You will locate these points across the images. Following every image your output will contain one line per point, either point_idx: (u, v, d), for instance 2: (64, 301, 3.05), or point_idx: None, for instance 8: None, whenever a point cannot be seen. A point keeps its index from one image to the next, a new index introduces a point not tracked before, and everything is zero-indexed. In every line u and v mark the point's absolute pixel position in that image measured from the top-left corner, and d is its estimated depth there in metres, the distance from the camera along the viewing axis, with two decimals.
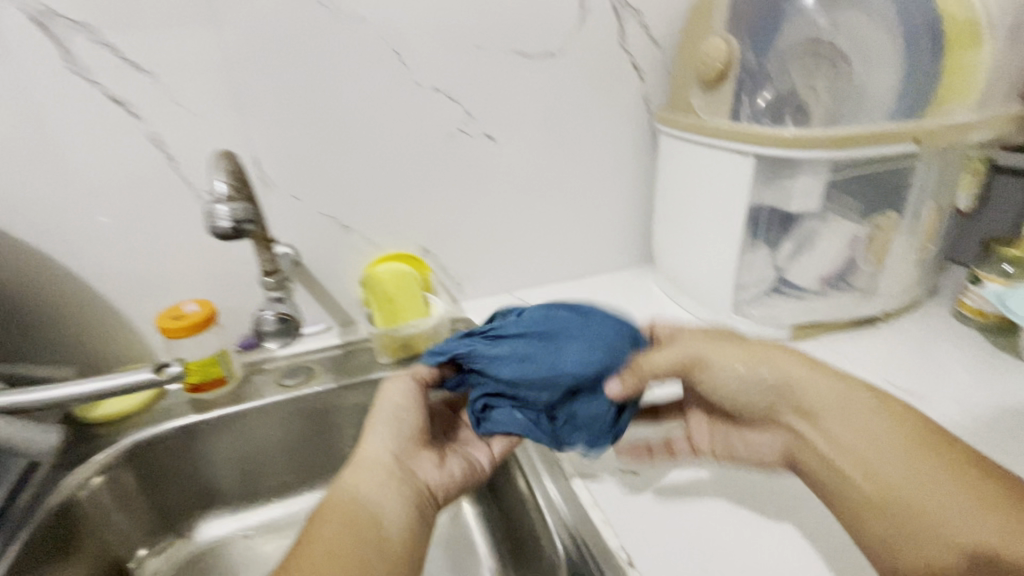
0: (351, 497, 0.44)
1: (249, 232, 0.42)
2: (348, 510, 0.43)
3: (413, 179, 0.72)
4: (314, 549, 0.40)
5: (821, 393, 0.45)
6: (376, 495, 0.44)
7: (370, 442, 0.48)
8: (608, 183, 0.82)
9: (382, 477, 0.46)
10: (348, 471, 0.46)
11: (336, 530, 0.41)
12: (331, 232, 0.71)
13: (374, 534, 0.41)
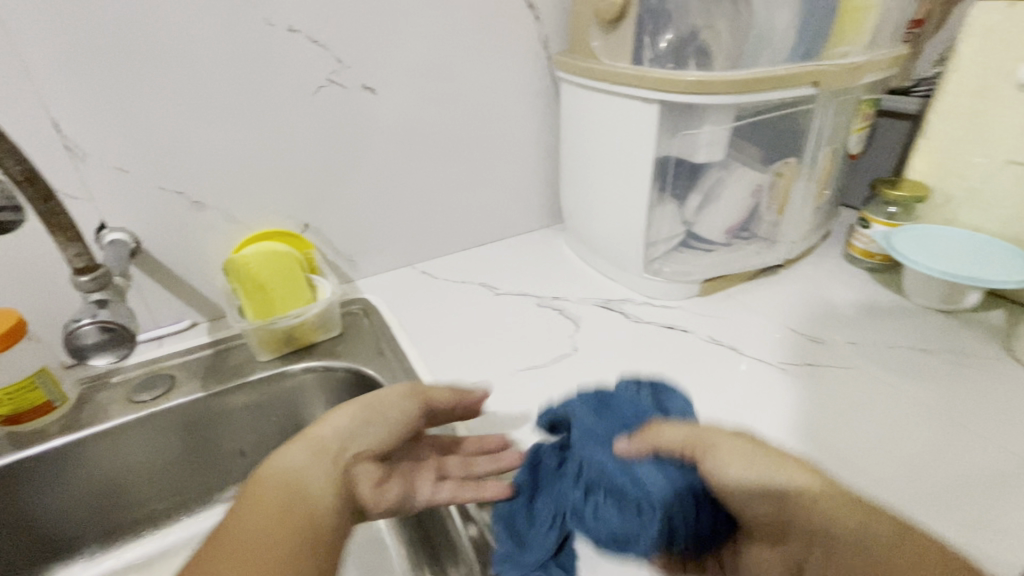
0: (281, 483, 0.36)
1: None
2: (283, 499, 0.36)
3: (280, 141, 0.60)
4: (224, 542, 0.33)
5: (831, 515, 0.34)
6: (313, 484, 0.37)
7: (324, 427, 0.40)
8: (510, 139, 0.75)
9: (325, 464, 0.38)
10: (287, 451, 0.39)
11: (257, 522, 0.34)
12: (180, 211, 0.58)
13: (298, 534, 0.34)
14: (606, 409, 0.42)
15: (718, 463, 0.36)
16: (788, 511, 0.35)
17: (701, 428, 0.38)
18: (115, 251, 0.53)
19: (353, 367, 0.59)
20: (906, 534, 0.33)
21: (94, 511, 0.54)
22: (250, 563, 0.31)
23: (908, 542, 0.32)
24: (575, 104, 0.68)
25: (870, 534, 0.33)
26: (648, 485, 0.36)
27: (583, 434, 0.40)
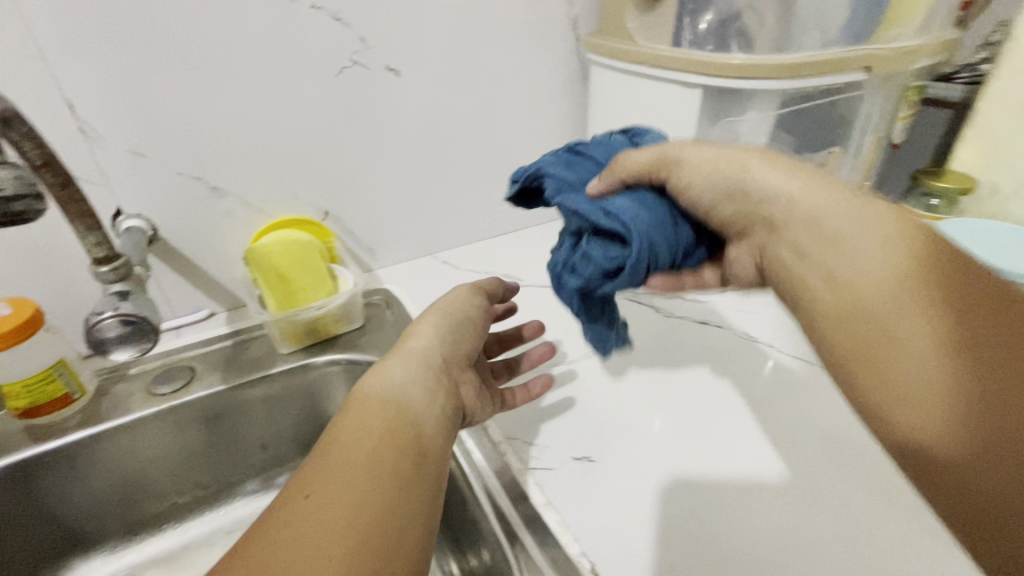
0: (387, 400, 0.37)
1: (35, 214, 0.32)
2: (383, 414, 0.36)
3: (301, 125, 0.58)
4: (337, 452, 0.33)
5: (884, 258, 0.31)
6: (416, 404, 0.38)
7: (417, 341, 0.43)
8: (536, 125, 0.72)
9: (423, 387, 0.40)
10: (384, 368, 0.40)
11: (365, 436, 0.34)
12: (199, 196, 0.56)
13: (410, 454, 0.34)
14: (579, 161, 0.42)
15: (686, 165, 0.37)
16: (831, 254, 0.33)
17: (679, 144, 0.39)
18: (133, 239, 0.51)
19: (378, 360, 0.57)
20: (977, 283, 0.30)
21: (115, 504, 0.53)
22: (374, 476, 0.32)
23: (976, 295, 0.29)
24: (607, 88, 0.65)
25: (933, 289, 0.30)
26: (630, 215, 0.36)
27: (558, 184, 0.40)
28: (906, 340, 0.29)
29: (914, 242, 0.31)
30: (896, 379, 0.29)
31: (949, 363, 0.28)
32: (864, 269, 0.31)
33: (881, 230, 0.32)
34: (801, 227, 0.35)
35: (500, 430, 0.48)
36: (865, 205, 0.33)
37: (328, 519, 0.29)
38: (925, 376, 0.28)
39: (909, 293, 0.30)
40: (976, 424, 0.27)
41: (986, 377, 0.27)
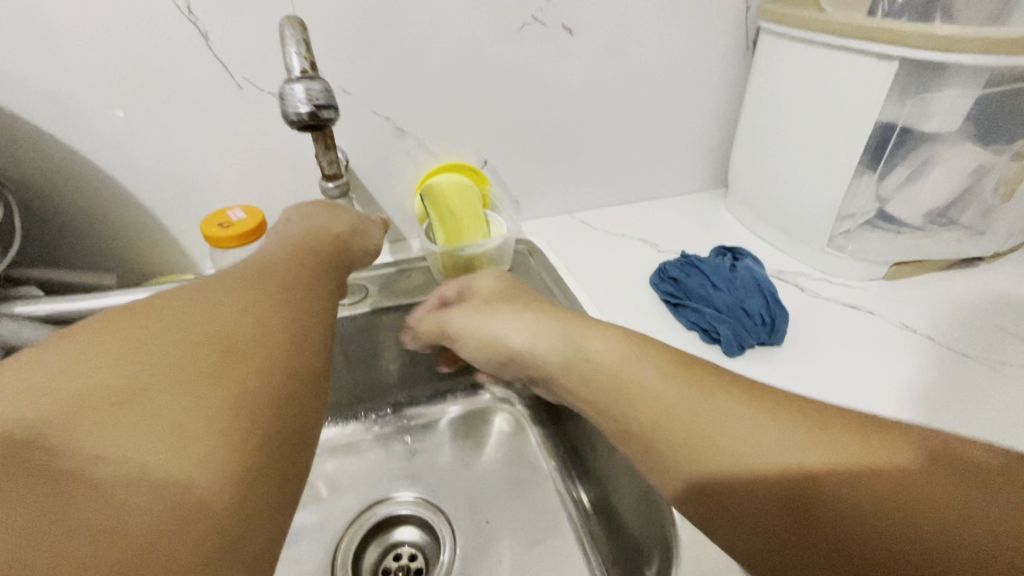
0: (261, 267, 0.33)
1: (332, 121, 0.33)
2: (232, 294, 0.29)
3: (479, 77, 0.62)
4: (242, 293, 0.29)
5: (712, 411, 0.34)
6: (260, 268, 0.33)
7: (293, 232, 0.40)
8: (691, 94, 0.72)
9: (299, 263, 0.35)
10: (289, 247, 0.38)
11: (253, 288, 0.30)
12: (385, 136, 0.62)
13: (255, 303, 0.29)
14: (734, 283, 0.56)
15: (494, 327, 0.48)
16: (664, 433, 0.35)
17: (479, 320, 0.50)
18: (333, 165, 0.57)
19: None
20: (778, 406, 0.33)
21: None
22: (264, 321, 0.28)
23: (790, 421, 0.32)
24: (778, 58, 0.64)
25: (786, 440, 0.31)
26: (734, 306, 0.54)
27: (723, 299, 0.54)
28: (742, 494, 0.31)
29: (717, 390, 0.35)
30: (752, 533, 0.31)
31: (784, 500, 0.30)
32: (684, 435, 0.34)
33: (690, 395, 0.35)
34: (636, 400, 0.37)
35: None
36: (697, 386, 0.35)
37: (155, 344, 0.24)
38: (768, 525, 0.30)
39: (739, 445, 0.32)
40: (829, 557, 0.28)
41: (817, 508, 0.29)
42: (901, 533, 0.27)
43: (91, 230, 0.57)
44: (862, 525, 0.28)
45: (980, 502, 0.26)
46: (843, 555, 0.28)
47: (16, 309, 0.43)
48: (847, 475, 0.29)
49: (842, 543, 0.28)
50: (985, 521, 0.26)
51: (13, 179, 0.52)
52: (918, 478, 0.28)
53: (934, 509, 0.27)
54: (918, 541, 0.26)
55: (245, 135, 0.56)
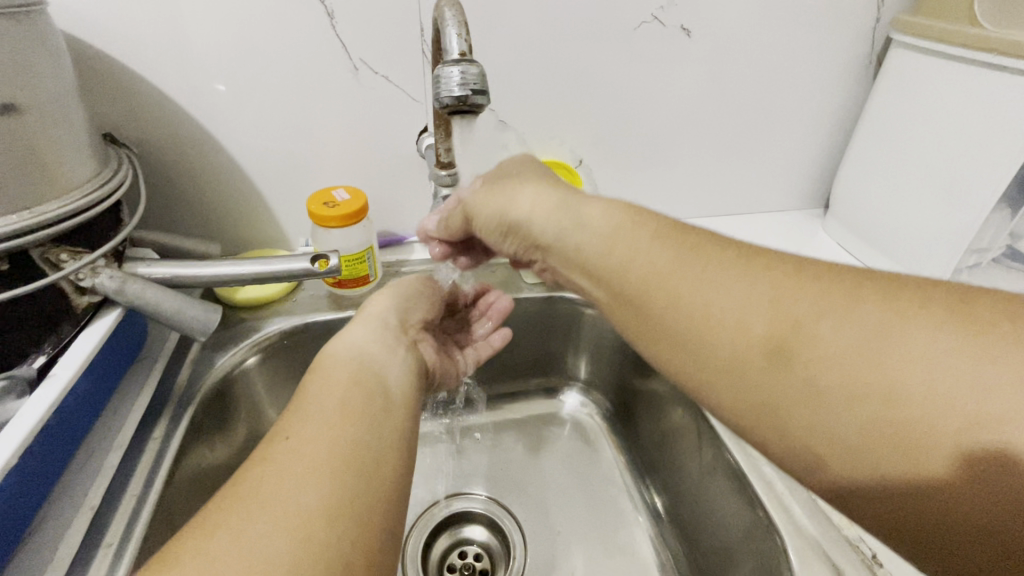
0: (300, 461, 0.28)
1: (481, 107, 0.33)
2: (308, 438, 0.29)
3: (588, 73, 0.60)
4: (269, 526, 0.25)
5: (711, 277, 0.34)
6: (296, 467, 0.28)
7: (342, 367, 0.35)
8: (803, 106, 0.68)
9: (347, 437, 0.30)
10: (336, 395, 0.32)
11: (278, 520, 0.25)
12: (487, 128, 0.62)
13: (285, 546, 0.24)
14: None
15: (516, 196, 0.43)
16: (655, 303, 0.35)
17: (471, 194, 0.46)
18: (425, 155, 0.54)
19: None
20: (766, 265, 0.33)
21: None
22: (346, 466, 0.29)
23: (774, 276, 0.33)
24: (911, 75, 0.59)
25: (772, 298, 0.32)
26: None
27: None
28: (726, 351, 0.32)
29: (714, 256, 0.35)
30: (736, 386, 0.32)
31: (766, 350, 0.31)
32: (675, 302, 0.34)
33: (679, 261, 0.35)
34: (627, 272, 0.37)
35: None
36: (692, 249, 0.36)
37: (256, 539, 0.24)
38: (751, 375, 0.32)
39: (725, 306, 0.33)
40: (804, 399, 0.30)
41: (797, 354, 0.30)
42: (897, 412, 0.27)
43: (197, 199, 0.58)
44: (840, 366, 0.29)
45: (949, 323, 0.27)
46: (820, 394, 0.29)
47: (140, 270, 0.44)
48: (826, 316, 0.30)
49: (819, 379, 0.29)
50: (949, 336, 0.27)
51: (133, 142, 0.53)
52: (894, 312, 0.29)
53: (911, 336, 0.28)
54: (888, 370, 0.28)
55: (353, 116, 0.57)
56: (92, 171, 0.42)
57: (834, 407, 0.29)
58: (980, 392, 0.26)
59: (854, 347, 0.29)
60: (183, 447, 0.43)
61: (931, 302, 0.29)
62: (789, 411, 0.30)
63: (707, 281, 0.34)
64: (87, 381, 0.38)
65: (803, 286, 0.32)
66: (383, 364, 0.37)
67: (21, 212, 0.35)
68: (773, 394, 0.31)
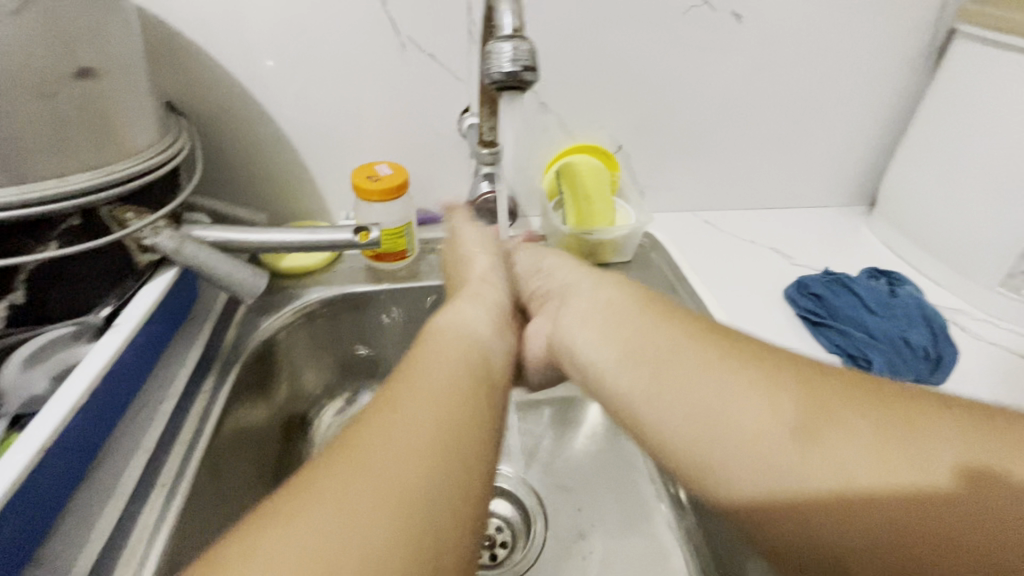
0: (405, 429, 0.28)
1: (530, 84, 0.34)
2: (438, 388, 0.31)
3: (633, 57, 0.60)
4: (376, 486, 0.25)
5: (728, 361, 0.33)
6: (403, 436, 0.27)
7: (460, 328, 0.38)
8: (855, 98, 0.66)
9: (450, 416, 0.30)
10: (444, 374, 0.33)
11: (418, 446, 0.27)
12: (529, 110, 0.62)
13: (432, 467, 0.27)
14: (894, 313, 0.51)
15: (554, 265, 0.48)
16: (672, 373, 0.34)
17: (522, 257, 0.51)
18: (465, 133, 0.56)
19: None
20: (777, 361, 0.32)
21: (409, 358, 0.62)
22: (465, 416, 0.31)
23: (785, 365, 0.32)
24: (973, 68, 0.57)
25: (793, 394, 0.30)
26: (895, 334, 0.50)
27: (882, 326, 0.50)
28: (736, 427, 0.30)
29: (739, 347, 0.33)
30: (752, 467, 0.29)
31: (790, 434, 0.29)
32: (691, 373, 0.33)
33: (689, 343, 0.35)
34: (639, 342, 0.37)
35: None
36: (703, 334, 0.35)
37: (398, 458, 0.26)
38: (765, 446, 0.29)
39: (737, 394, 0.31)
40: (827, 486, 0.27)
41: (814, 439, 0.28)
42: (919, 505, 0.25)
43: (246, 169, 0.60)
44: (861, 448, 0.27)
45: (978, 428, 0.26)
46: (836, 476, 0.27)
47: (196, 233, 0.47)
48: (845, 412, 0.28)
49: (828, 470, 0.27)
50: (963, 437, 0.26)
51: (189, 111, 0.56)
52: (910, 409, 0.28)
53: (938, 433, 0.26)
54: (911, 459, 0.26)
55: (398, 93, 0.58)
56: (156, 137, 0.45)
57: (856, 485, 0.26)
58: (994, 489, 0.25)
59: (879, 439, 0.27)
60: (230, 401, 0.45)
61: (951, 410, 0.28)
62: (807, 498, 0.27)
63: (719, 366, 0.32)
64: (146, 332, 0.41)
65: (812, 380, 0.31)
66: (502, 337, 0.40)
67: (92, 170, 0.38)
68: (795, 488, 0.27)
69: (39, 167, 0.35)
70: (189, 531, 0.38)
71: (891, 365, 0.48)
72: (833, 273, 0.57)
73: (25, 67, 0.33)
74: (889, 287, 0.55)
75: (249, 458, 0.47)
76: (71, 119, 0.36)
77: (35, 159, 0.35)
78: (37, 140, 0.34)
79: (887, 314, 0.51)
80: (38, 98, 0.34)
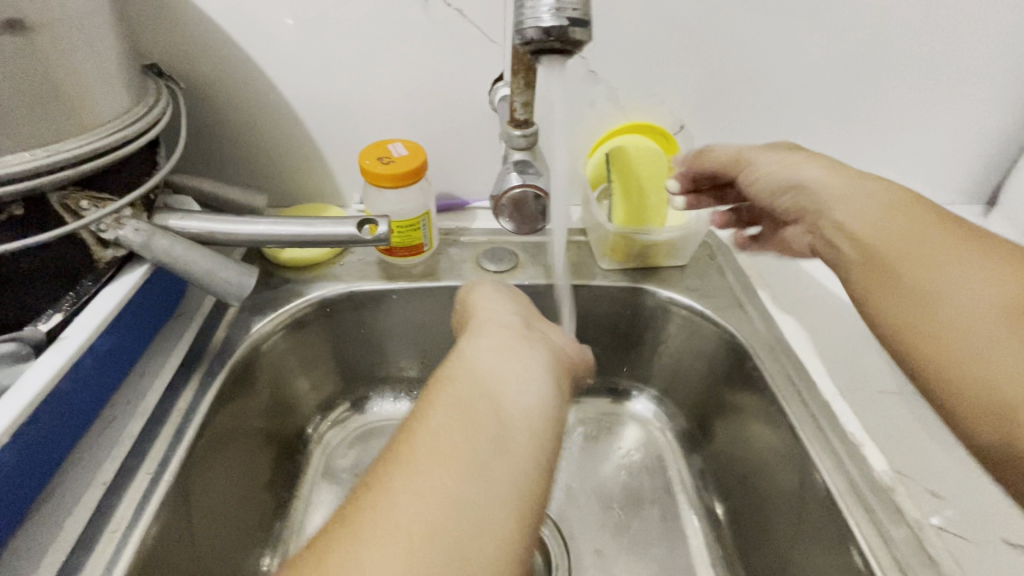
0: (370, 526, 0.21)
1: (579, 45, 0.25)
2: (411, 471, 0.23)
3: (708, 16, 0.49)
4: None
5: (917, 239, 0.34)
6: (372, 537, 0.21)
7: (465, 368, 0.29)
8: (985, 69, 0.53)
9: (442, 503, 0.22)
10: (439, 439, 0.25)
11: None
12: (575, 79, 0.52)
13: None
14: None
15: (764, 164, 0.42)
16: (850, 213, 0.37)
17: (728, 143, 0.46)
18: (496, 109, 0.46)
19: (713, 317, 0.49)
20: (976, 244, 0.33)
21: (423, 364, 0.55)
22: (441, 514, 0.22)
23: (995, 259, 0.32)
24: None
25: (983, 279, 0.32)
26: None
27: None
28: (922, 288, 0.33)
29: (954, 229, 0.34)
30: (899, 303, 0.34)
31: (1006, 316, 0.30)
32: (914, 261, 0.34)
33: (891, 205, 0.36)
34: (826, 206, 0.39)
35: (880, 456, 0.38)
36: (911, 206, 0.36)
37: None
38: (934, 306, 0.32)
39: (965, 275, 0.32)
40: (931, 335, 0.32)
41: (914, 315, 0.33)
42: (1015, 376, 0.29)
43: (247, 146, 0.53)
44: (947, 311, 0.32)
45: None
46: (945, 344, 0.32)
47: (171, 223, 0.39)
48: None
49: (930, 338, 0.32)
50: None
51: (183, 76, 0.48)
52: None
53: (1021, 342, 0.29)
54: (963, 329, 0.31)
55: (420, 58, 0.49)
56: (126, 107, 0.37)
57: (968, 345, 0.31)
58: None
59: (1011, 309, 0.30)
60: (211, 418, 0.39)
61: None
62: (931, 348, 0.32)
63: (905, 236, 0.35)
64: (106, 344, 0.35)
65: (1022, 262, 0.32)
66: (519, 369, 0.30)
67: (37, 148, 0.31)
68: (895, 327, 0.34)
69: None
70: None
71: None
72: None
73: None
74: None
75: (232, 480, 0.41)
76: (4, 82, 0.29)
77: None
78: None
79: None
80: None
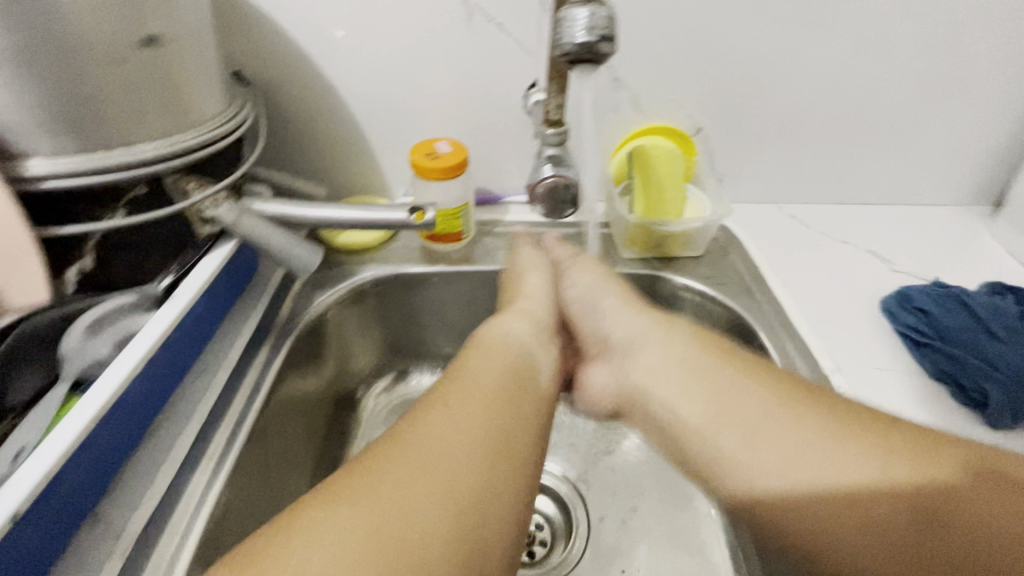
0: (437, 430, 0.32)
1: (607, 56, 0.31)
2: (467, 394, 0.35)
3: (722, 29, 0.54)
4: (386, 489, 0.29)
5: (793, 438, 0.35)
6: (420, 440, 0.32)
7: (498, 351, 0.39)
8: (987, 77, 0.57)
9: (471, 427, 0.33)
10: (482, 384, 0.36)
11: (432, 465, 0.30)
12: (601, 86, 0.57)
13: (436, 485, 0.29)
14: (1001, 327, 0.44)
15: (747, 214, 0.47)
16: (728, 407, 0.37)
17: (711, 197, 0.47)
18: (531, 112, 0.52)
19: (724, 302, 0.54)
20: (819, 418, 0.35)
21: (458, 343, 0.61)
22: (488, 432, 0.33)
23: (838, 435, 0.34)
24: None
25: (888, 500, 0.32)
26: (1003, 356, 0.43)
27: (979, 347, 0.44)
28: (774, 471, 0.34)
29: (800, 407, 0.36)
30: (774, 485, 0.34)
31: (888, 530, 0.32)
32: (754, 441, 0.36)
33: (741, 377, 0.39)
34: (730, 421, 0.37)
35: None
36: (729, 362, 0.40)
37: (416, 473, 0.30)
38: (806, 507, 0.33)
39: (789, 453, 0.34)
40: (841, 531, 0.32)
41: (898, 446, 0.33)
42: (848, 541, 0.32)
43: (309, 144, 0.60)
44: (858, 513, 0.32)
45: (917, 514, 0.31)
46: (851, 533, 0.32)
47: (255, 206, 0.46)
48: (940, 517, 0.31)
49: (817, 468, 0.33)
50: (910, 511, 0.32)
51: (259, 84, 0.56)
52: (918, 524, 0.31)
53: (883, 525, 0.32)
54: (873, 521, 0.32)
55: (463, 67, 0.55)
56: (221, 107, 0.44)
57: (864, 504, 0.32)
58: (920, 513, 0.31)
59: (898, 517, 0.32)
60: (283, 373, 0.46)
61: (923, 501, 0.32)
62: (818, 520, 0.33)
63: (758, 429, 0.36)
64: (205, 304, 0.42)
65: (894, 451, 0.33)
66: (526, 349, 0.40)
67: (159, 140, 0.38)
68: (819, 527, 0.33)
69: (110, 134, 0.36)
70: (234, 503, 0.38)
71: (1007, 389, 0.42)
72: (895, 294, 0.52)
73: (99, 34, 0.33)
74: (972, 293, 0.48)
75: (296, 430, 0.48)
76: (139, 86, 0.36)
77: (104, 125, 0.35)
78: (107, 107, 0.35)
79: (984, 332, 0.44)
80: (109, 65, 0.34)
